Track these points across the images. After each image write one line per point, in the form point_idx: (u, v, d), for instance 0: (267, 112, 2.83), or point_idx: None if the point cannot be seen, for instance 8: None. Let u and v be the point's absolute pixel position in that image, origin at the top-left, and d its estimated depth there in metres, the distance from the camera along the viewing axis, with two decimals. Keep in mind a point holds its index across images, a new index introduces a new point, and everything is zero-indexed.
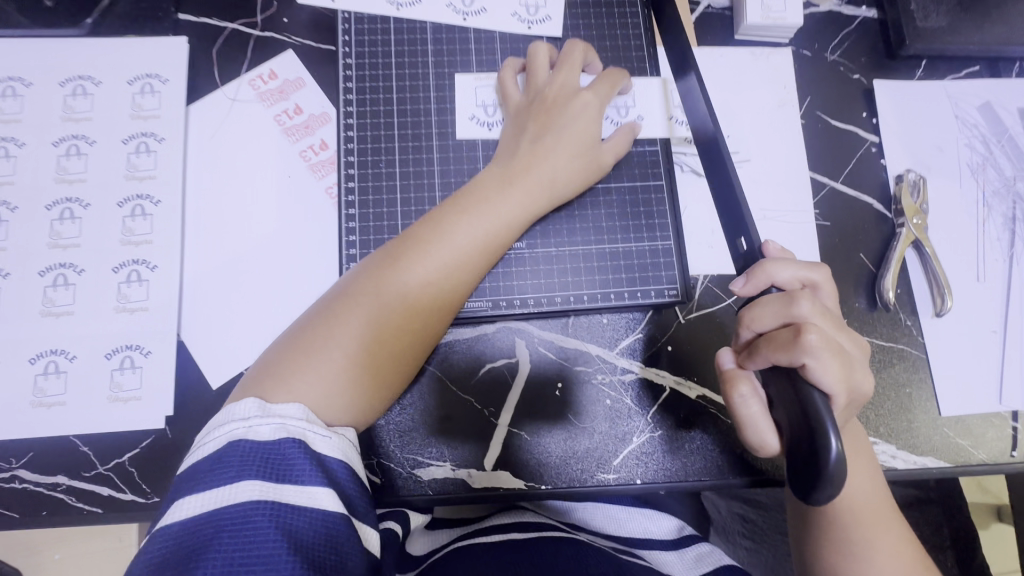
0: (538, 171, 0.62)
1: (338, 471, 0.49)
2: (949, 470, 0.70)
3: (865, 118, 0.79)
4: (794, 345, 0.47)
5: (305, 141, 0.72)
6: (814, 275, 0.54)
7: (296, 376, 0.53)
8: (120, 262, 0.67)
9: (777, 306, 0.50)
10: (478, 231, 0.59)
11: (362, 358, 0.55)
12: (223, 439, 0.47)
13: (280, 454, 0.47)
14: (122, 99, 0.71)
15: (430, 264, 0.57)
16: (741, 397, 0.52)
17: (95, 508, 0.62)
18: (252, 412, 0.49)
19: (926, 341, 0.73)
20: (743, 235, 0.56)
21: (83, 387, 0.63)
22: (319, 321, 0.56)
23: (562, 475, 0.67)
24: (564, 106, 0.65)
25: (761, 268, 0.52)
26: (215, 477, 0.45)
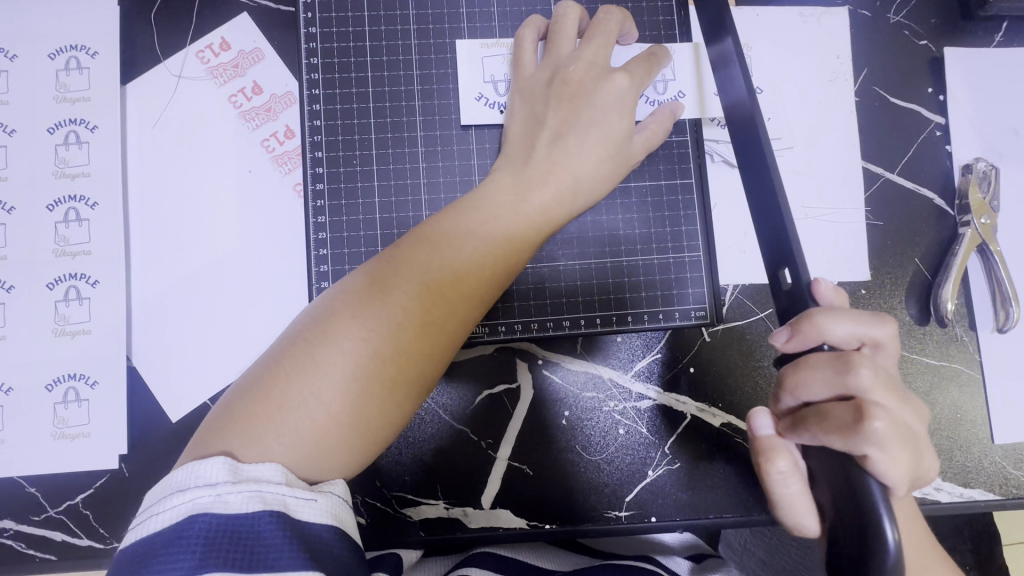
0: (561, 173, 0.52)
1: (327, 541, 0.38)
2: (998, 503, 0.63)
3: (931, 95, 0.67)
4: (852, 431, 0.38)
5: (267, 128, 0.61)
6: (878, 331, 0.43)
7: (272, 429, 0.40)
8: (55, 277, 0.57)
9: (827, 374, 0.40)
10: (495, 242, 0.49)
11: (357, 403, 0.42)
12: (179, 513, 0.35)
13: (253, 534, 0.35)
14: (45, 79, 0.59)
15: (443, 279, 0.46)
16: (779, 474, 0.43)
17: (48, 555, 0.55)
18: (220, 476, 0.37)
19: (982, 359, 0.64)
20: (788, 266, 0.45)
21: (25, 422, 0.56)
22: (300, 352, 0.43)
23: (570, 513, 0.60)
24: (592, 90, 0.53)
25: (810, 322, 0.42)
26: (171, 565, 0.34)
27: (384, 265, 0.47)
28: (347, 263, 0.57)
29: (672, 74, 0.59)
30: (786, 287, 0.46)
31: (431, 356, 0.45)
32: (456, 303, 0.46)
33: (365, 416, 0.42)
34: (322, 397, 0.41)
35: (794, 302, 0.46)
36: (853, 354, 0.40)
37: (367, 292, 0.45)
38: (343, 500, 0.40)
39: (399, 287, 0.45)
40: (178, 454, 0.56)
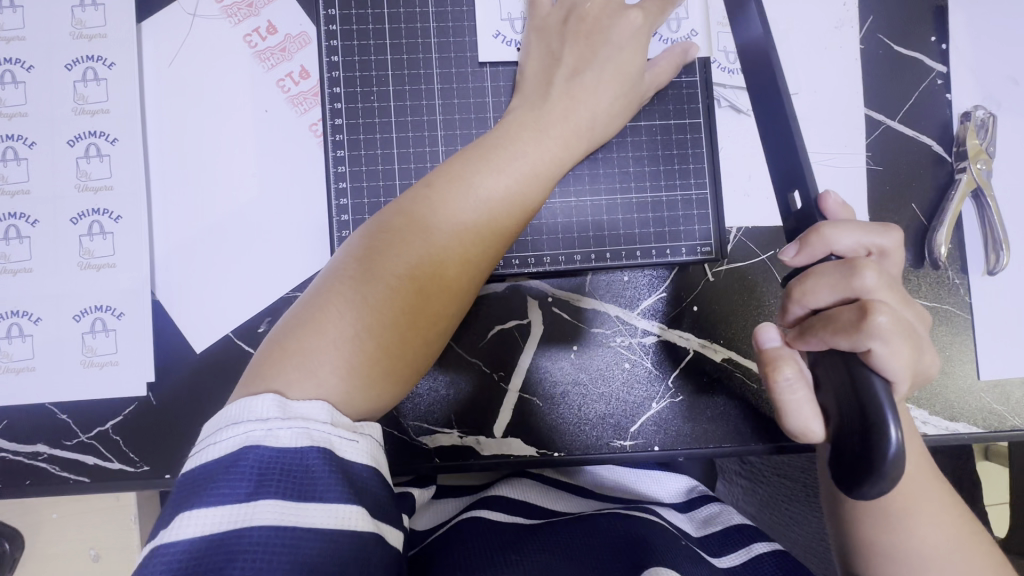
0: (579, 109, 0.54)
1: (366, 480, 0.38)
2: (982, 436, 0.66)
3: (934, 43, 0.68)
4: (855, 329, 0.40)
5: (283, 67, 0.61)
6: (885, 239, 0.45)
7: (317, 361, 0.41)
8: (78, 212, 0.59)
9: (834, 279, 0.42)
10: (520, 173, 0.51)
11: (398, 325, 0.44)
12: (234, 443, 0.37)
13: (303, 467, 0.36)
14: (60, 15, 0.59)
15: (472, 210, 0.48)
16: (786, 381, 0.44)
17: (82, 477, 0.58)
18: (271, 412, 0.38)
19: (973, 301, 0.67)
20: (797, 188, 0.48)
21: (55, 351, 0.58)
22: (340, 282, 0.44)
23: (578, 442, 0.63)
24: (608, 26, 0.55)
25: (817, 235, 0.44)
26: (227, 491, 0.35)
27: (413, 204, 0.48)
28: (364, 198, 0.58)
29: (685, 13, 0.61)
30: (796, 210, 0.49)
31: (464, 282, 0.48)
32: (484, 234, 0.49)
33: (406, 335, 0.45)
34: (365, 321, 0.43)
35: (802, 222, 0.48)
36: (859, 259, 0.41)
37: (400, 225, 0.47)
38: (378, 443, 0.41)
39: (431, 219, 0.47)
40: (204, 382, 0.59)
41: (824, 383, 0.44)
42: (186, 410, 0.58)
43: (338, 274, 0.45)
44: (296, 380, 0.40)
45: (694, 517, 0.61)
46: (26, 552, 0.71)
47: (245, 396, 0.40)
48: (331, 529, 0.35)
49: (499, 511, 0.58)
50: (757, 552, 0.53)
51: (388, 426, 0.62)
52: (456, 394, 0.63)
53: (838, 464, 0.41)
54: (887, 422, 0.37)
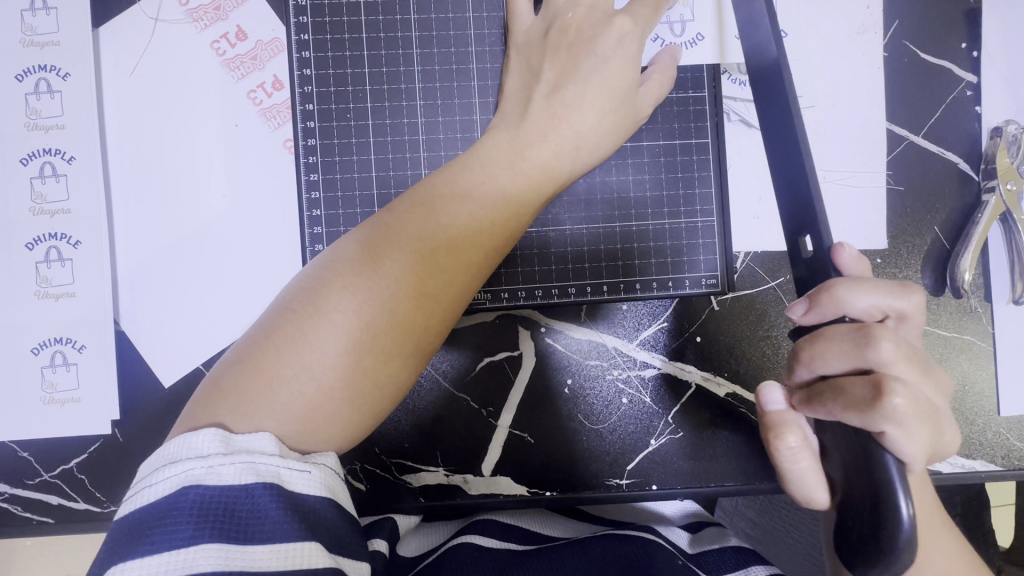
0: (561, 128, 0.48)
1: (321, 512, 0.37)
2: (1000, 473, 0.63)
3: (964, 51, 0.62)
4: (869, 409, 0.36)
5: (253, 78, 0.56)
6: (904, 302, 0.40)
7: (259, 406, 0.38)
8: (34, 237, 0.54)
9: (846, 347, 0.38)
10: (489, 201, 0.46)
11: (348, 374, 0.40)
12: (173, 485, 0.34)
13: (248, 506, 0.34)
14: (10, 21, 0.54)
15: (456, 225, 0.45)
16: (790, 449, 0.42)
17: (46, 518, 0.55)
18: (212, 448, 0.35)
19: (996, 330, 0.63)
20: (807, 232, 0.44)
21: (14, 386, 0.54)
22: (309, 296, 0.42)
23: (570, 480, 0.60)
24: (592, 38, 0.50)
25: (828, 295, 0.40)
26: (166, 536, 0.32)
27: (379, 231, 0.44)
28: (341, 224, 0.54)
29: (689, 15, 0.55)
30: (807, 254, 0.45)
31: (428, 326, 0.43)
32: (467, 251, 0.45)
33: (365, 370, 0.41)
34: (328, 346, 0.40)
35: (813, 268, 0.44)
36: (874, 326, 0.37)
37: (383, 233, 0.44)
38: (334, 473, 0.39)
39: (413, 229, 0.44)
40: (174, 419, 0.55)
41: (831, 452, 0.41)
42: (155, 448, 0.55)
43: (289, 310, 0.42)
44: (243, 415, 0.38)
45: (699, 535, 0.57)
46: None
47: (186, 430, 0.38)
48: (278, 569, 0.33)
49: (490, 536, 0.54)
50: None
51: (371, 462, 0.59)
52: (440, 428, 0.59)
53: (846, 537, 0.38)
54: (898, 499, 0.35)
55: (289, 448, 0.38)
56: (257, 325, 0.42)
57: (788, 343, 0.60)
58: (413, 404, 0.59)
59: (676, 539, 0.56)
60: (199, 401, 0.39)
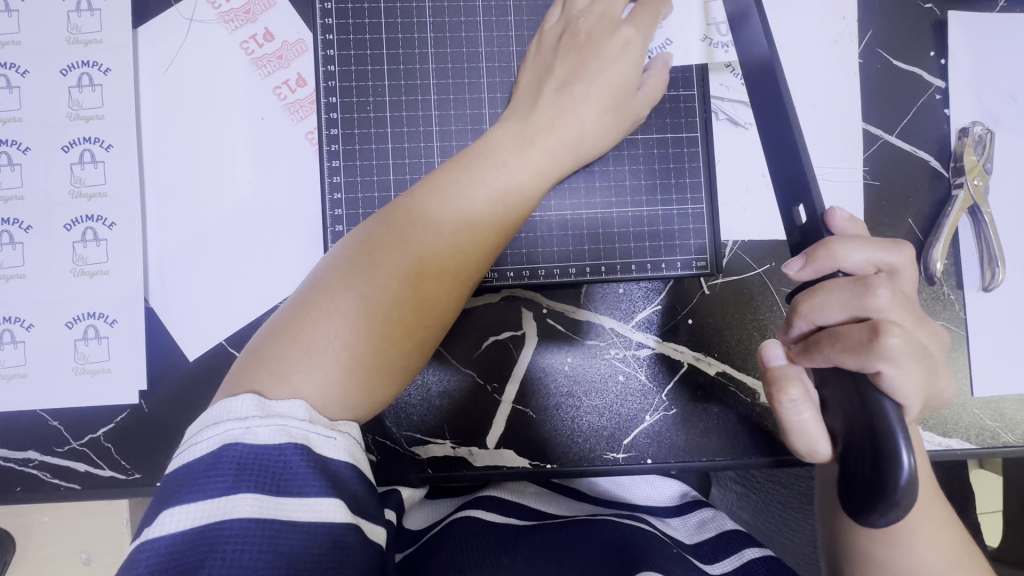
0: (566, 121, 0.53)
1: (346, 475, 0.40)
2: (976, 452, 0.66)
3: (933, 58, 0.68)
4: (865, 349, 0.40)
5: (279, 75, 0.61)
6: (894, 257, 0.45)
7: (300, 358, 0.42)
8: (72, 218, 0.58)
9: (845, 296, 0.42)
10: (500, 187, 0.50)
11: (373, 336, 0.44)
12: (215, 443, 0.38)
13: (282, 464, 0.37)
14: (56, 20, 0.59)
15: (471, 207, 0.49)
16: (791, 402, 0.44)
17: (73, 484, 0.58)
18: (249, 411, 0.39)
19: (968, 316, 0.67)
20: (803, 202, 0.48)
21: (47, 358, 0.58)
22: (339, 271, 0.46)
23: (571, 453, 0.63)
24: (600, 42, 0.54)
25: (825, 250, 0.43)
26: (209, 488, 0.36)
27: (399, 214, 0.49)
28: (361, 208, 0.58)
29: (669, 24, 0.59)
30: (801, 224, 0.48)
31: (444, 297, 0.48)
32: (480, 231, 0.49)
33: (392, 339, 0.45)
34: (355, 317, 0.44)
35: (808, 235, 0.48)
36: (871, 277, 0.41)
37: (405, 216, 0.48)
38: (355, 441, 0.42)
39: (432, 212, 0.48)
40: (195, 391, 0.59)
41: (831, 405, 0.44)
42: (179, 419, 0.58)
43: (318, 283, 0.46)
44: (280, 371, 0.42)
45: (690, 522, 0.60)
46: (18, 555, 0.71)
47: (227, 396, 0.41)
48: (309, 522, 0.36)
49: (492, 512, 0.57)
50: (748, 559, 0.51)
51: (383, 436, 0.62)
52: (448, 403, 0.63)
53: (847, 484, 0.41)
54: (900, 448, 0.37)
55: (321, 414, 0.41)
56: (290, 298, 0.47)
57: (773, 324, 0.64)
58: (423, 380, 0.62)
59: (673, 531, 0.59)
60: (240, 369, 0.43)
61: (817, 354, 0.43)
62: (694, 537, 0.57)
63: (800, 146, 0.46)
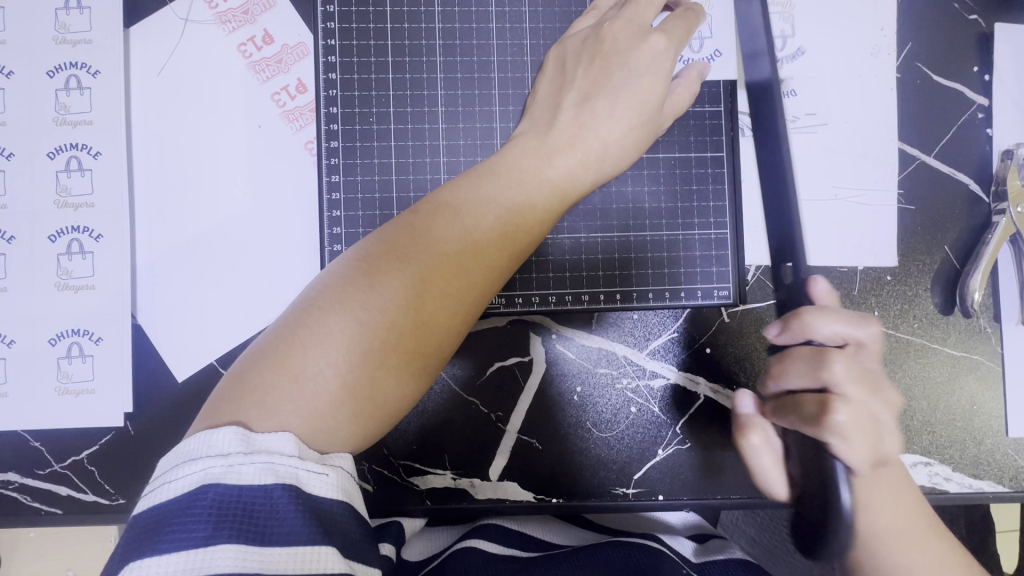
0: (586, 139, 0.49)
1: (338, 516, 0.37)
2: (1008, 495, 0.62)
3: (976, 75, 0.63)
4: (820, 420, 0.46)
5: (278, 81, 0.58)
6: (863, 332, 0.49)
7: (284, 395, 0.39)
8: (57, 229, 0.55)
9: (806, 367, 0.48)
10: (512, 206, 0.46)
11: (368, 368, 0.40)
12: (191, 482, 0.35)
13: (266, 506, 0.35)
14: (44, 18, 0.56)
15: (480, 227, 0.45)
16: (752, 445, 0.57)
17: (54, 509, 0.55)
18: (232, 447, 0.36)
19: (1004, 351, 0.63)
20: (790, 260, 0.56)
21: (29, 375, 0.55)
22: (335, 291, 0.42)
23: (577, 485, 0.60)
24: (626, 51, 0.50)
25: (797, 321, 0.50)
26: (184, 534, 0.33)
27: (404, 231, 0.45)
28: (361, 225, 0.55)
29: (709, 31, 0.58)
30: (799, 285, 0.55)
31: (445, 324, 0.43)
32: (490, 253, 0.45)
33: (388, 368, 0.41)
34: (347, 347, 0.40)
35: (794, 295, 0.56)
36: (830, 351, 0.47)
37: (407, 232, 0.45)
38: (350, 476, 0.40)
39: (438, 230, 0.44)
40: (184, 415, 0.56)
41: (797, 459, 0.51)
42: (167, 442, 0.55)
43: (311, 304, 0.42)
44: (265, 409, 0.38)
45: (706, 546, 0.56)
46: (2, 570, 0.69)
47: (207, 427, 0.38)
48: (293, 573, 0.34)
49: (494, 542, 0.54)
50: None
51: (383, 464, 0.59)
52: (450, 431, 0.59)
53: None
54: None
55: (310, 450, 0.38)
56: (280, 318, 0.43)
57: None
58: (425, 406, 0.59)
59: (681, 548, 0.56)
60: (222, 396, 0.39)
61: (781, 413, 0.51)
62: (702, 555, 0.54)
63: None
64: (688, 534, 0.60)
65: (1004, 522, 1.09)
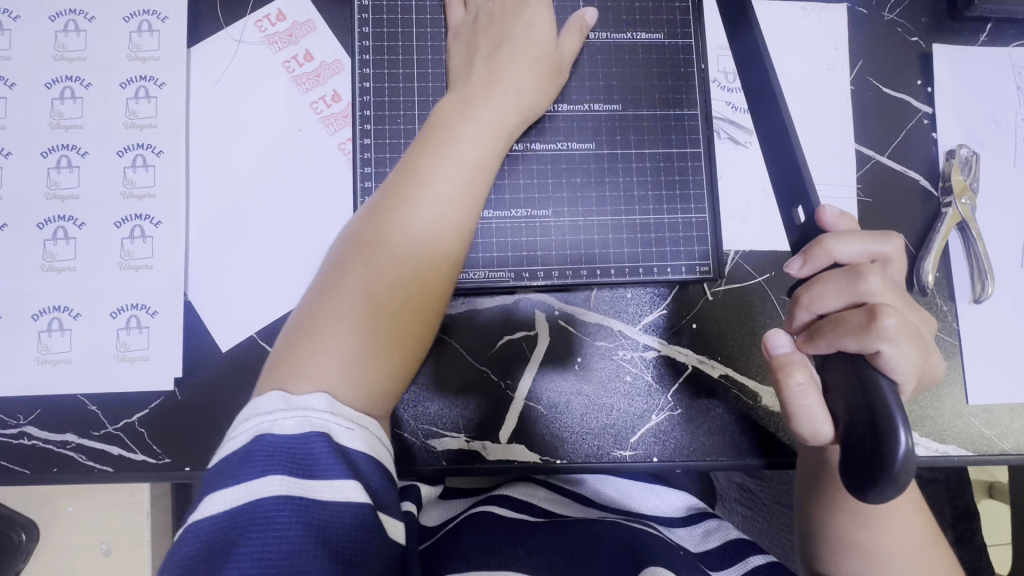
0: (499, 83, 0.58)
1: (364, 464, 0.43)
2: (972, 459, 0.68)
3: (919, 87, 0.73)
4: (866, 330, 0.43)
5: (317, 91, 0.67)
6: (886, 246, 0.49)
7: (312, 356, 0.47)
8: (122, 217, 0.63)
9: (841, 284, 0.46)
10: (471, 158, 0.54)
11: (376, 322, 0.49)
12: (244, 438, 0.42)
13: (306, 450, 0.42)
14: (119, 39, 0.65)
15: (456, 192, 0.53)
16: (797, 386, 0.46)
17: (105, 466, 0.61)
18: (275, 404, 0.44)
19: (961, 327, 0.70)
20: (801, 204, 0.51)
21: (90, 345, 0.62)
22: (346, 263, 0.51)
23: (581, 449, 0.66)
24: (505, 34, 0.61)
25: (820, 246, 0.48)
26: (245, 472, 0.40)
27: (392, 197, 0.53)
28: None
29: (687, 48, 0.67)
30: (801, 224, 0.51)
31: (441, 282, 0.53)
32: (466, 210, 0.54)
33: (395, 317, 0.50)
34: (358, 308, 0.49)
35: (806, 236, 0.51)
36: (865, 266, 0.46)
37: (396, 203, 0.53)
38: (376, 438, 0.46)
39: (425, 191, 0.53)
40: (226, 382, 0.62)
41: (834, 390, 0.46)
42: (211, 406, 0.62)
43: (326, 282, 0.51)
44: (296, 370, 0.46)
45: (693, 532, 0.63)
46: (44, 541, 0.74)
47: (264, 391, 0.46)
48: (332, 500, 0.40)
49: (506, 509, 0.61)
50: (753, 566, 0.55)
51: (404, 428, 0.65)
52: (465, 398, 0.66)
53: (849, 465, 0.41)
54: (896, 425, 0.39)
55: (341, 404, 0.45)
56: (301, 302, 0.52)
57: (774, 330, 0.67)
58: (442, 376, 0.66)
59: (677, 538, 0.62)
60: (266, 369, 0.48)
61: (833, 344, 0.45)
62: (697, 544, 0.60)
63: (798, 151, 0.48)
64: (674, 518, 0.66)
65: (994, 535, 1.13)
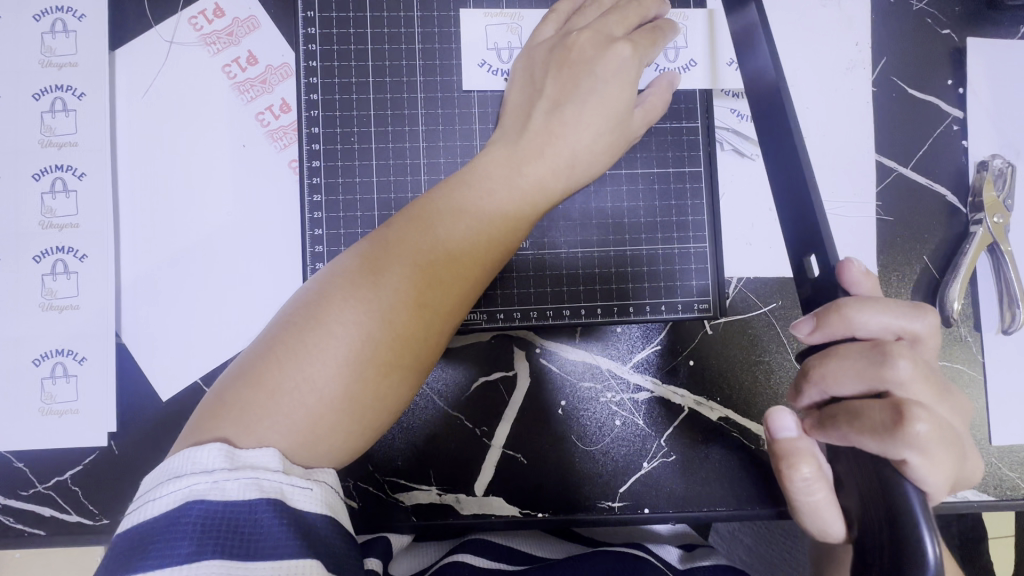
0: (557, 145, 0.50)
1: (322, 531, 0.36)
2: (993, 504, 0.62)
3: (949, 88, 0.64)
4: (891, 433, 0.36)
5: (262, 100, 0.58)
6: (918, 323, 0.40)
7: (262, 417, 0.39)
8: (42, 250, 0.56)
9: (860, 367, 0.39)
10: (485, 216, 0.47)
11: (346, 383, 0.40)
12: (176, 500, 0.34)
13: (251, 521, 0.34)
14: (30, 42, 0.56)
15: (454, 237, 0.46)
16: (803, 479, 0.41)
17: (37, 530, 0.55)
18: (216, 462, 0.35)
19: (986, 360, 0.63)
20: (815, 252, 0.44)
21: (12, 396, 0.55)
22: (312, 306, 0.42)
23: (564, 501, 0.60)
24: (594, 59, 0.51)
25: (837, 315, 0.40)
26: (166, 552, 0.32)
27: (378, 245, 0.45)
28: (343, 244, 0.55)
29: (683, 41, 0.58)
30: (814, 276, 0.45)
31: (423, 339, 0.43)
32: (463, 263, 0.45)
33: (364, 381, 0.41)
34: (325, 365, 0.40)
35: (821, 289, 0.45)
36: (890, 345, 0.38)
37: (392, 244, 0.45)
38: (334, 491, 0.39)
39: (415, 238, 0.45)
40: (167, 434, 0.56)
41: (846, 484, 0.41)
42: (150, 461, 0.55)
43: (287, 323, 0.42)
44: (244, 424, 0.38)
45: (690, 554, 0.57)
46: None
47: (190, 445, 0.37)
48: None
49: (482, 557, 0.54)
50: None
51: (368, 480, 0.59)
52: (436, 446, 0.59)
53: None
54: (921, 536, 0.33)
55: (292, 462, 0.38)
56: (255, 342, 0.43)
57: (779, 369, 0.61)
58: (410, 423, 0.59)
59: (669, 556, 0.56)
60: (202, 416, 0.39)
61: (841, 427, 0.39)
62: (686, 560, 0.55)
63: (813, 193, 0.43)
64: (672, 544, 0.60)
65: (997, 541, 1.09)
